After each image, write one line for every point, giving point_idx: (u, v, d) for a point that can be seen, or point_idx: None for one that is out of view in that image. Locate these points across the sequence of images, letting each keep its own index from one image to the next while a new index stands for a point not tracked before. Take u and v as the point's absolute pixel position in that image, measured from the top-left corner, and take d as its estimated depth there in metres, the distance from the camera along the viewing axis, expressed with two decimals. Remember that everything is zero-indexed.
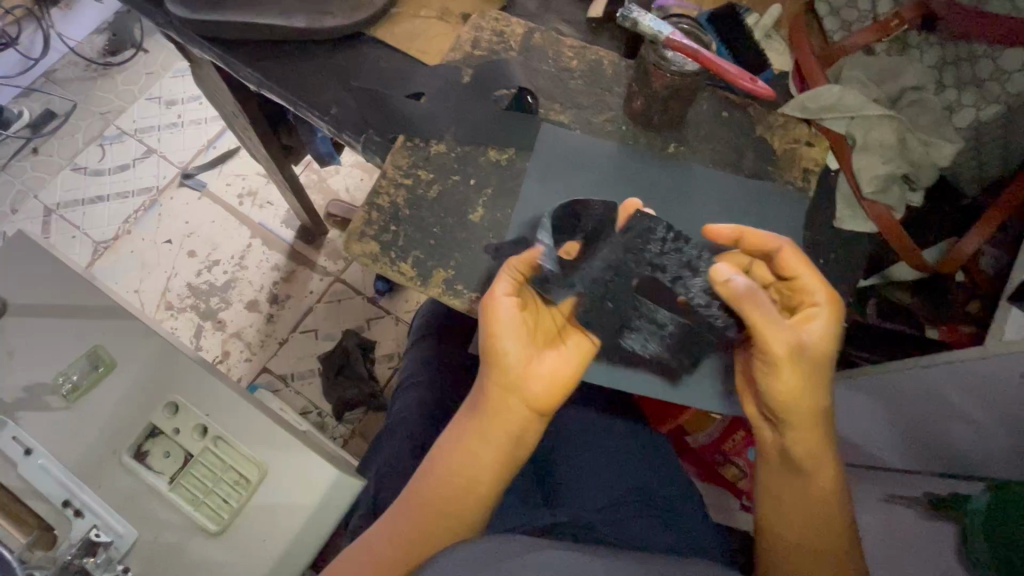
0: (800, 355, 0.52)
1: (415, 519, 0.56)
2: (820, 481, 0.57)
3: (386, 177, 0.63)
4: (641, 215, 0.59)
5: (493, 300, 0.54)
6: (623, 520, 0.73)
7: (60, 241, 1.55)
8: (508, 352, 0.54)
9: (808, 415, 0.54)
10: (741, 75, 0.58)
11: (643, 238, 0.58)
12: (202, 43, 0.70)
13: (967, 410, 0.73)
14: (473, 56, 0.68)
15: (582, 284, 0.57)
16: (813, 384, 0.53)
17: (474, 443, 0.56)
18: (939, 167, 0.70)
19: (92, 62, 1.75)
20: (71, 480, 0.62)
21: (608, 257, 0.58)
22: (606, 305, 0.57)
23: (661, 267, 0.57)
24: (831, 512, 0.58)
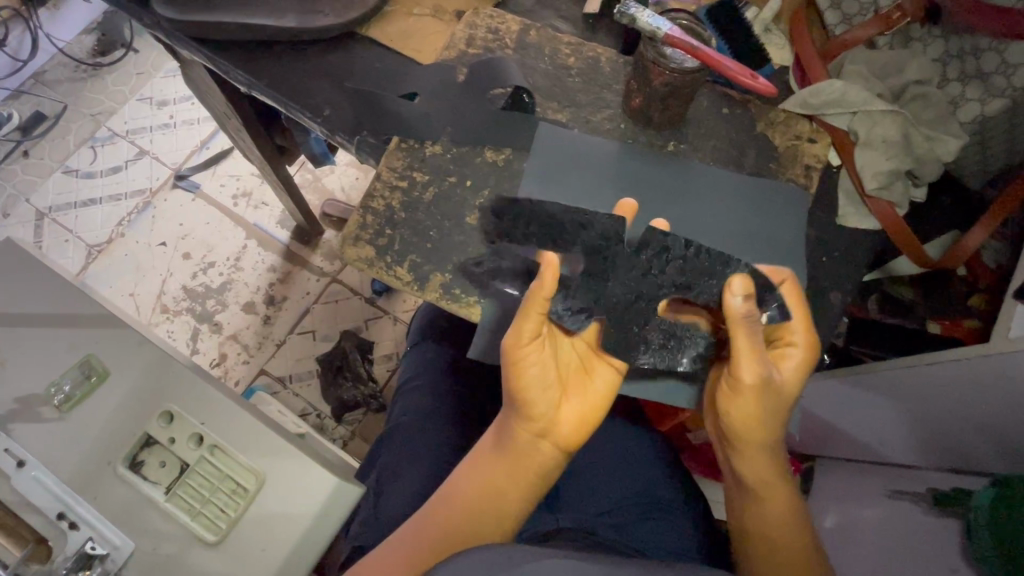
0: (768, 386, 0.52)
1: (416, 536, 0.55)
2: (773, 506, 0.59)
3: (380, 179, 0.61)
4: (656, 231, 0.56)
5: (516, 346, 0.53)
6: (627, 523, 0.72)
7: (53, 245, 1.53)
8: (538, 392, 0.55)
9: (756, 440, 0.56)
10: (742, 72, 0.56)
11: (660, 256, 0.55)
12: (190, 44, 0.68)
13: (971, 407, 0.73)
14: (468, 54, 0.67)
15: (599, 309, 0.55)
16: (770, 417, 0.54)
17: (502, 469, 0.58)
18: (943, 162, 0.68)
19: (82, 63, 1.73)
20: (66, 492, 0.60)
21: (625, 278, 0.55)
22: (631, 327, 0.55)
23: (683, 286, 0.55)
24: (795, 536, 0.58)
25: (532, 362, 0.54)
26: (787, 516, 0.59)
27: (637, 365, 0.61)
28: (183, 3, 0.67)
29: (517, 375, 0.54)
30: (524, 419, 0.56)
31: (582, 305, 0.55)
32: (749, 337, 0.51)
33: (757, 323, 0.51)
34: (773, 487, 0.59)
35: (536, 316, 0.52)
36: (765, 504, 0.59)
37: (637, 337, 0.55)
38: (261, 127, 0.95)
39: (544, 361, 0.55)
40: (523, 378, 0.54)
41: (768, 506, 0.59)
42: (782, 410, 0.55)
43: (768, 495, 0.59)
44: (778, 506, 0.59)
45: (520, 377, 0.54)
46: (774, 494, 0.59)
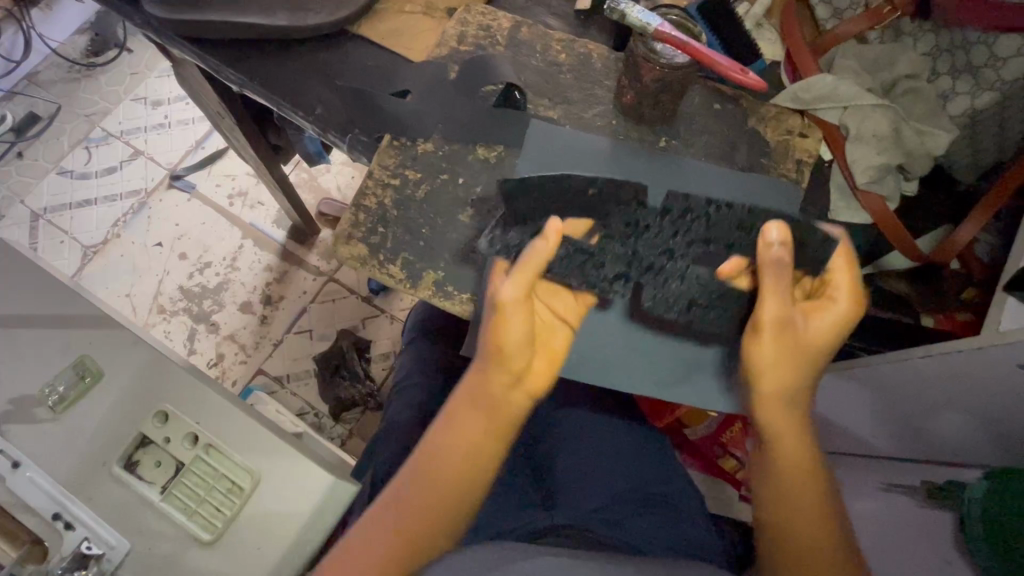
0: (789, 330, 0.56)
1: (384, 518, 0.55)
2: (792, 474, 0.58)
3: (372, 177, 0.61)
4: (675, 195, 0.60)
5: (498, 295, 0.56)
6: (623, 520, 0.72)
7: (48, 246, 1.52)
8: (508, 346, 0.57)
9: (778, 394, 0.57)
10: (732, 67, 0.57)
11: (681, 217, 0.59)
12: (181, 43, 0.68)
13: (963, 400, 0.73)
14: (460, 52, 0.67)
15: (635, 271, 0.60)
16: (793, 367, 0.57)
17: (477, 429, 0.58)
18: (934, 155, 0.69)
19: (76, 64, 1.73)
20: (61, 493, 0.61)
21: (659, 240, 0.60)
22: (672, 284, 0.60)
23: (708, 241, 0.59)
24: (815, 508, 0.57)
25: (504, 316, 0.56)
26: (807, 486, 0.58)
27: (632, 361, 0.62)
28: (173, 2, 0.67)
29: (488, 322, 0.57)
30: (496, 367, 0.58)
31: (617, 272, 0.60)
32: (772, 278, 0.56)
33: (785, 266, 0.56)
34: (794, 452, 0.58)
35: (527, 278, 0.55)
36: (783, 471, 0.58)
37: (679, 294, 0.60)
38: (254, 126, 0.95)
39: (519, 321, 0.56)
40: (491, 326, 0.57)
41: (785, 475, 0.58)
42: (809, 363, 0.57)
43: (788, 461, 0.58)
44: (798, 475, 0.58)
45: (490, 325, 0.57)
46: (795, 461, 0.58)
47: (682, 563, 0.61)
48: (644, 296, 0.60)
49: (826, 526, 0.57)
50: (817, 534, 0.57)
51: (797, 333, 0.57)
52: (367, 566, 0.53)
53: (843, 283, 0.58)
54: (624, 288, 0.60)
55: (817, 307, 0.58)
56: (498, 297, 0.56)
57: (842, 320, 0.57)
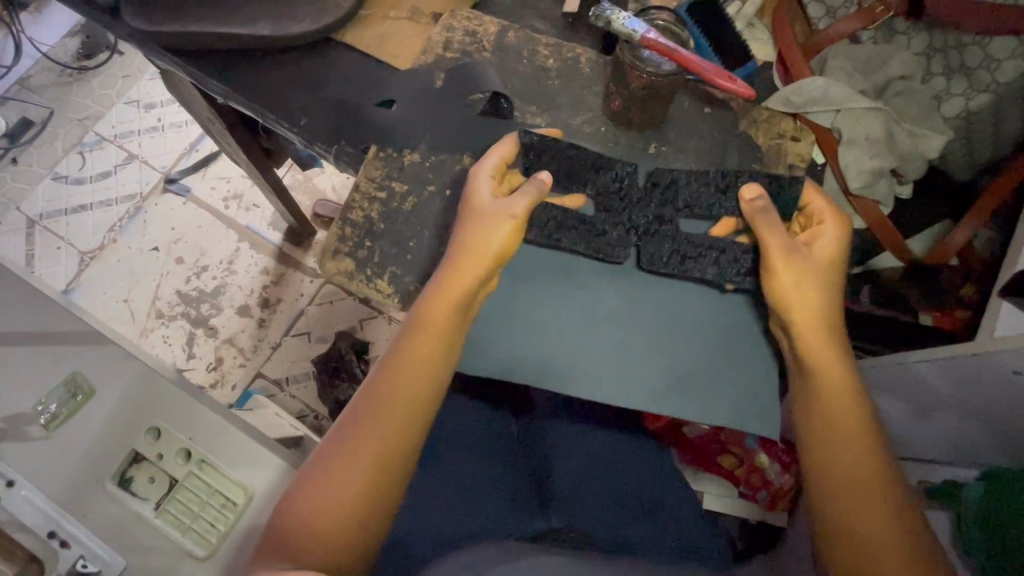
0: (798, 254, 0.57)
1: (345, 463, 0.53)
2: (836, 408, 0.55)
3: (358, 190, 0.61)
4: (659, 169, 0.62)
5: (478, 200, 0.58)
6: (618, 524, 0.71)
7: (46, 252, 1.52)
8: (490, 254, 0.56)
9: (806, 317, 0.56)
10: (719, 74, 0.57)
11: (671, 185, 0.62)
12: (163, 53, 0.67)
13: (958, 402, 0.72)
14: (446, 59, 0.66)
15: (633, 236, 0.62)
16: (816, 289, 0.56)
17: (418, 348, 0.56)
18: (929, 158, 0.68)
19: (67, 68, 1.71)
20: (55, 512, 0.60)
21: (651, 209, 0.62)
22: (665, 244, 0.62)
23: (692, 204, 0.62)
24: (858, 431, 0.54)
25: (500, 223, 0.57)
26: (847, 408, 0.55)
27: (624, 373, 0.61)
28: (155, 15, 0.66)
29: (470, 234, 0.57)
30: (467, 263, 0.56)
31: (618, 238, 0.62)
32: (765, 222, 0.58)
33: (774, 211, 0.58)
34: (829, 374, 0.56)
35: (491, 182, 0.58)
36: (821, 395, 0.55)
37: (671, 251, 0.62)
38: (246, 132, 0.94)
39: (510, 230, 0.57)
40: (470, 236, 0.57)
41: (825, 400, 0.55)
42: (827, 283, 0.57)
43: (824, 385, 0.55)
44: (837, 400, 0.55)
45: (473, 235, 0.57)
46: (830, 385, 0.55)
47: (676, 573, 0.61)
48: (642, 257, 0.62)
49: (870, 448, 0.54)
50: (864, 465, 0.53)
51: (805, 257, 0.57)
52: (332, 504, 0.51)
53: (826, 209, 0.59)
54: (623, 253, 0.62)
55: (814, 234, 0.59)
56: (493, 207, 0.57)
57: (839, 243, 0.58)
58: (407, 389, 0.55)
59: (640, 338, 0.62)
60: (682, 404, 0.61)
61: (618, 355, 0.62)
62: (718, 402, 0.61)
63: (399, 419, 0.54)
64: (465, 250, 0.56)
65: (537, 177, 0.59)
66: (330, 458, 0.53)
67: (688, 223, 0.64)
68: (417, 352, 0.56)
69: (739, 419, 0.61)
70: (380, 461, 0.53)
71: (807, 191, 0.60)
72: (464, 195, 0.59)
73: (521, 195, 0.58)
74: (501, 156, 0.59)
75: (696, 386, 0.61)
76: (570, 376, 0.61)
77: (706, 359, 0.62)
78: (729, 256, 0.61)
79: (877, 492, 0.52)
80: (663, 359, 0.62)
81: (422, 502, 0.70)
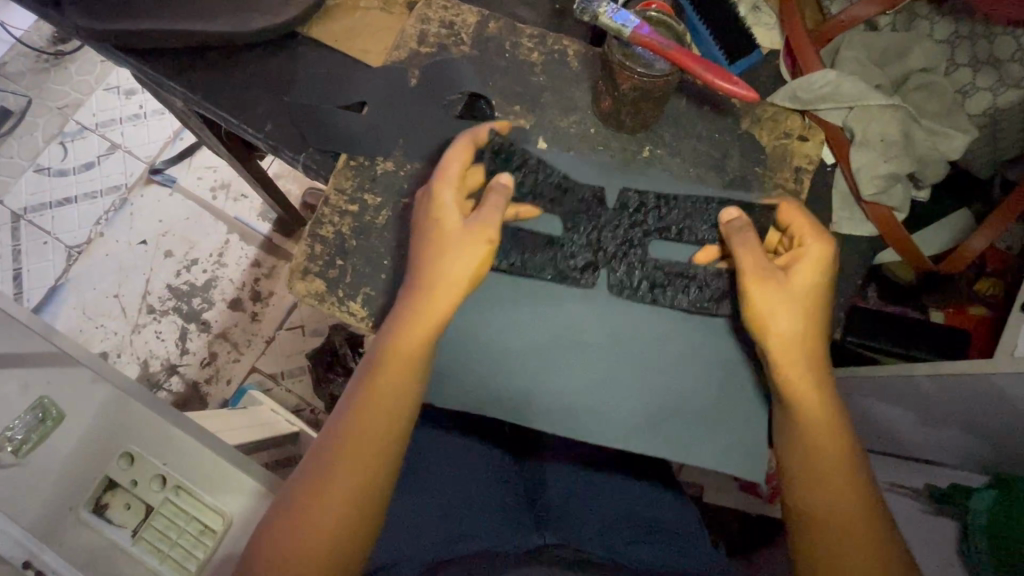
0: (775, 275, 0.52)
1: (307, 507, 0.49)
2: (822, 444, 0.51)
3: (328, 203, 0.60)
4: (628, 191, 0.61)
5: (438, 217, 0.54)
6: (623, 545, 0.63)
7: (31, 247, 1.41)
8: (461, 281, 0.53)
9: (786, 344, 0.51)
10: (717, 75, 0.54)
11: (640, 208, 0.61)
12: (119, 55, 0.63)
13: (957, 415, 0.67)
14: (420, 54, 0.64)
15: (602, 259, 0.60)
16: (798, 313, 0.51)
17: (384, 385, 0.52)
18: (949, 160, 0.63)
19: (43, 53, 1.57)
20: (28, 539, 0.57)
21: (619, 232, 0.61)
22: (635, 269, 0.60)
23: (661, 227, 0.61)
24: (840, 458, 0.50)
25: (474, 246, 0.53)
26: (834, 444, 0.51)
27: (605, 394, 0.59)
28: (113, 15, 0.62)
29: (438, 259, 0.53)
30: (427, 287, 0.53)
31: (588, 261, 0.60)
32: (741, 246, 0.54)
33: (747, 234, 0.55)
34: (809, 400, 0.51)
35: (451, 193, 0.54)
36: (801, 422, 0.52)
37: (641, 275, 0.60)
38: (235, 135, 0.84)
39: (483, 252, 0.53)
40: (439, 262, 0.53)
41: (807, 435, 0.51)
42: (811, 305, 0.52)
43: (805, 412, 0.51)
44: (826, 439, 0.51)
45: (438, 259, 0.53)
46: (810, 413, 0.51)
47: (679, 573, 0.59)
48: (611, 279, 0.60)
49: (850, 473, 0.50)
50: (852, 500, 0.49)
51: (784, 278, 0.52)
52: (300, 551, 0.47)
53: (806, 226, 0.54)
54: (595, 277, 0.60)
55: (794, 249, 0.54)
56: (461, 228, 0.53)
57: (825, 258, 0.52)
58: (377, 422, 0.51)
59: (625, 353, 0.60)
60: (664, 422, 0.59)
61: (602, 373, 0.59)
62: (705, 422, 0.59)
63: (366, 457, 0.50)
64: (430, 277, 0.53)
65: (499, 180, 0.56)
66: (297, 501, 0.49)
67: (662, 247, 0.61)
68: (380, 391, 0.52)
69: (727, 438, 0.58)
70: (353, 498, 0.49)
71: (787, 208, 0.56)
72: (422, 213, 0.55)
73: (490, 209, 0.54)
74: (458, 170, 0.55)
75: (682, 406, 0.59)
76: (544, 402, 0.59)
77: (693, 378, 0.59)
78: (698, 283, 0.60)
79: (857, 520, 0.49)
80: (650, 375, 0.59)
81: (402, 525, 0.63)
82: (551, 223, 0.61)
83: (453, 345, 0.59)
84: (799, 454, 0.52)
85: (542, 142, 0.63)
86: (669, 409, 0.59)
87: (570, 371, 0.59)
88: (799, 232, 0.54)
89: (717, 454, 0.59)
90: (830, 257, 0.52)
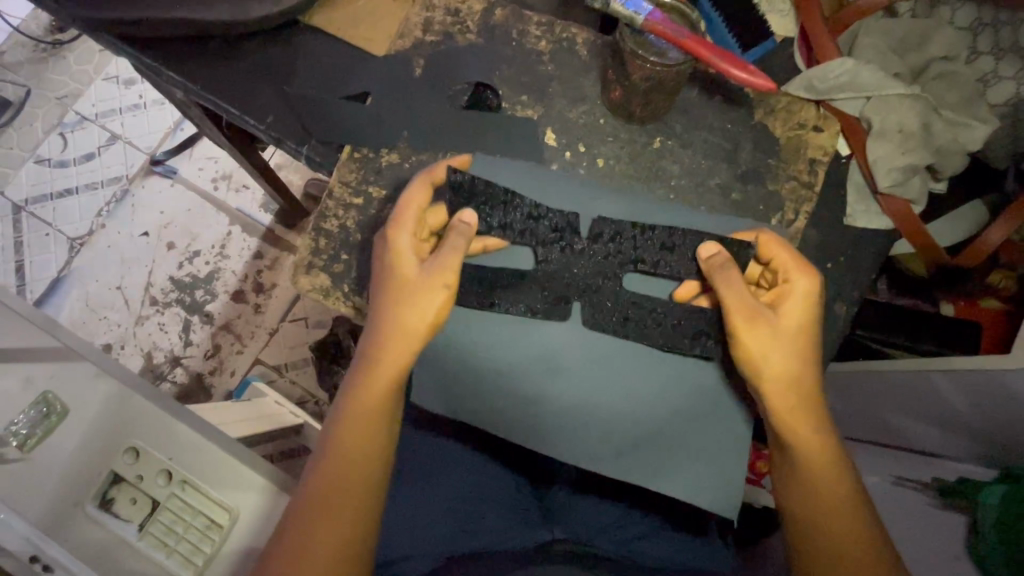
0: (765, 320, 0.51)
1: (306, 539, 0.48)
2: (822, 469, 0.51)
3: (333, 196, 0.59)
4: (603, 220, 0.58)
5: (398, 259, 0.52)
6: (630, 540, 0.62)
7: (32, 239, 1.41)
8: (422, 329, 0.52)
9: (779, 386, 0.51)
10: (732, 63, 0.53)
11: (614, 238, 0.58)
12: (116, 44, 0.62)
13: (962, 411, 0.67)
14: (425, 43, 0.64)
15: (574, 292, 0.58)
16: (787, 357, 0.51)
17: (363, 420, 0.52)
18: (968, 152, 0.62)
19: (40, 43, 1.55)
20: (36, 534, 0.57)
21: (594, 262, 0.58)
22: (606, 303, 0.58)
23: (636, 259, 0.58)
24: (840, 489, 0.50)
25: (433, 293, 0.52)
26: (835, 470, 0.51)
27: (611, 391, 0.58)
28: (113, 4, 0.61)
29: (401, 309, 0.52)
30: (394, 328, 0.52)
31: (558, 294, 0.58)
32: (724, 286, 0.53)
33: (732, 272, 0.53)
34: (807, 437, 0.51)
35: (409, 234, 0.53)
36: (801, 456, 0.51)
37: (612, 311, 0.58)
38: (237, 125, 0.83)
39: (443, 299, 0.52)
40: (400, 306, 0.52)
41: (808, 461, 0.51)
42: (801, 347, 0.51)
43: (805, 448, 0.51)
44: (825, 466, 0.51)
45: (401, 310, 0.52)
46: (810, 448, 0.51)
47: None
48: (584, 313, 0.58)
49: (850, 503, 0.50)
50: (852, 524, 0.49)
51: (772, 322, 0.51)
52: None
53: (790, 263, 0.53)
54: (564, 312, 0.58)
55: (781, 285, 0.53)
56: (422, 276, 0.52)
57: (812, 296, 0.52)
58: (361, 463, 0.51)
59: (634, 350, 0.59)
60: (669, 420, 0.58)
61: (607, 373, 0.58)
62: (712, 419, 0.58)
63: (354, 489, 0.50)
64: (395, 328, 0.52)
65: (459, 219, 0.54)
66: (287, 541, 0.48)
67: (636, 280, 0.59)
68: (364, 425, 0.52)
69: (736, 434, 0.58)
70: (345, 540, 0.48)
71: (768, 242, 0.54)
72: (381, 260, 0.54)
73: (450, 251, 0.52)
74: (414, 211, 0.53)
75: (690, 403, 0.58)
76: (546, 402, 0.58)
77: (705, 374, 0.58)
78: (671, 322, 0.57)
79: (858, 549, 0.49)
80: (656, 373, 0.58)
81: (404, 521, 0.62)
82: (518, 253, 0.59)
83: (451, 352, 0.58)
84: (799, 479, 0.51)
85: (550, 133, 0.62)
86: (678, 406, 0.58)
87: (575, 369, 0.58)
88: (784, 269, 0.53)
89: (726, 450, 0.58)
90: (817, 293, 0.52)
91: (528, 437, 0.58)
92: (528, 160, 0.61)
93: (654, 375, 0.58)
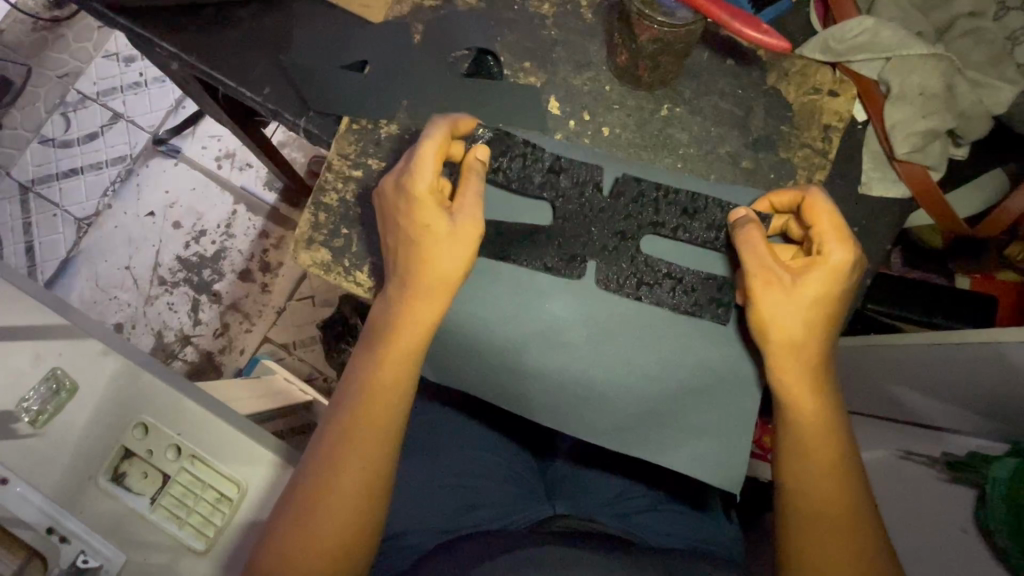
0: (779, 280, 0.51)
1: (315, 510, 0.48)
2: (815, 443, 0.50)
3: (332, 168, 0.58)
4: (626, 178, 0.57)
5: (420, 213, 0.51)
6: (633, 515, 0.62)
7: (40, 220, 1.41)
8: (447, 283, 0.52)
9: (782, 352, 0.51)
10: (749, 23, 0.51)
11: (635, 200, 0.57)
12: (108, 15, 0.60)
13: (973, 387, 0.65)
14: (424, 8, 0.62)
15: (591, 251, 0.57)
16: (802, 320, 0.50)
17: (378, 381, 0.52)
18: (993, 115, 0.60)
19: (38, 19, 1.51)
20: (51, 506, 0.58)
21: (619, 222, 0.57)
22: (622, 263, 0.57)
23: (657, 223, 0.57)
24: (839, 471, 0.50)
25: (458, 246, 0.51)
26: (827, 445, 0.50)
27: (615, 366, 0.57)
28: None
29: (429, 262, 0.51)
30: (413, 284, 0.52)
31: (573, 253, 0.57)
32: (750, 253, 0.52)
33: (756, 238, 0.52)
34: (808, 413, 0.51)
35: (429, 179, 0.50)
36: (804, 431, 0.51)
37: (628, 270, 0.57)
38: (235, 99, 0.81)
39: (469, 252, 0.52)
40: (430, 264, 0.51)
41: (803, 437, 0.51)
42: (816, 312, 0.50)
43: (802, 425, 0.51)
44: (818, 442, 0.50)
45: (432, 261, 0.51)
46: (808, 428, 0.51)
47: (692, 553, 0.58)
48: (597, 268, 0.57)
49: (845, 483, 0.50)
50: (837, 498, 0.49)
51: (789, 280, 0.50)
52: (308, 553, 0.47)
53: (829, 230, 0.50)
54: (579, 270, 0.57)
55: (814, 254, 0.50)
56: (449, 228, 0.51)
57: (844, 265, 0.49)
58: (383, 416, 0.52)
59: (638, 324, 0.58)
60: (675, 395, 0.57)
61: (611, 348, 0.57)
62: (719, 392, 0.57)
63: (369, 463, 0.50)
64: (426, 282, 0.52)
65: (474, 158, 0.54)
66: (301, 499, 0.49)
67: (652, 242, 0.58)
68: (374, 398, 0.52)
69: (743, 410, 0.57)
70: (352, 502, 0.49)
71: (812, 207, 0.51)
72: (400, 207, 0.52)
73: (472, 203, 0.52)
74: (437, 161, 0.51)
75: (695, 377, 0.57)
76: (547, 378, 0.57)
77: (712, 347, 0.57)
78: (684, 286, 0.57)
79: (847, 529, 0.48)
80: (662, 345, 0.57)
81: (409, 497, 0.62)
82: (539, 211, 0.58)
83: (452, 326, 0.58)
84: (797, 454, 0.51)
85: (554, 102, 0.61)
86: (684, 379, 0.57)
87: (576, 343, 0.57)
88: (821, 237, 0.50)
89: (732, 426, 0.57)
90: (850, 268, 0.49)
91: (531, 412, 0.58)
92: (532, 130, 0.60)
93: (660, 345, 0.57)
